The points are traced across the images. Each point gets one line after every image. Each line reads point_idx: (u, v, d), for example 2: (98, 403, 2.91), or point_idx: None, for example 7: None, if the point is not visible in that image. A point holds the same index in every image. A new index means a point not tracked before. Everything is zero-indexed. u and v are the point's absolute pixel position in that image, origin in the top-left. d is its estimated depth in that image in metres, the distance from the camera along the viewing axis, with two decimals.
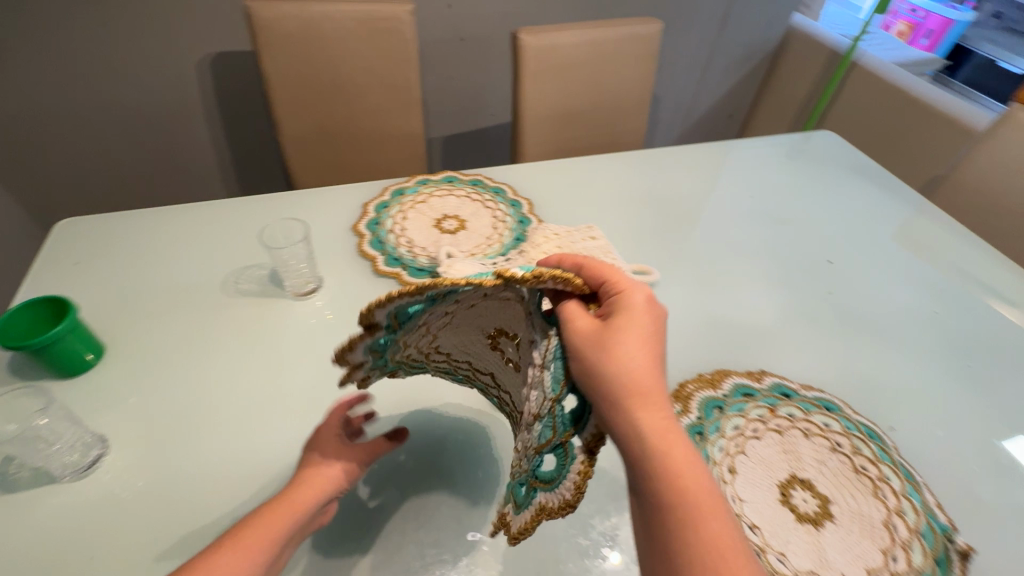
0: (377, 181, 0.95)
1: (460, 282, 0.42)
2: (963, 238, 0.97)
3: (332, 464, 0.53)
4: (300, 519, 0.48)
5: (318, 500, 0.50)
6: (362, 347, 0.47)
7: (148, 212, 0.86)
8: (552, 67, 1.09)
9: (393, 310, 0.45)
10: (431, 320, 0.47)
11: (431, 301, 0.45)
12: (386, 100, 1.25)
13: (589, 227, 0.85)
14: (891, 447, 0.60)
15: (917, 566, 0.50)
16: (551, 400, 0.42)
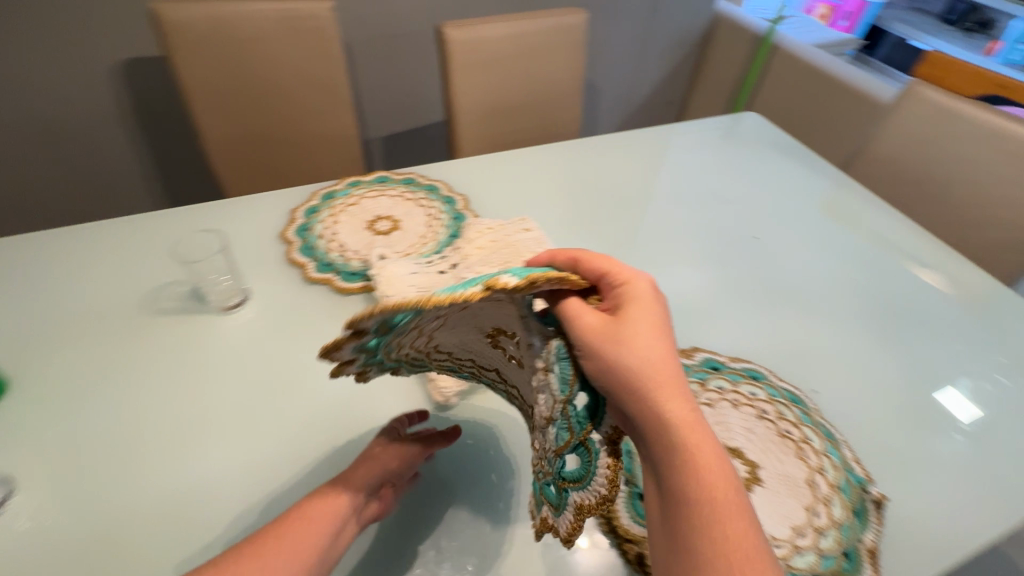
0: (306, 186, 0.92)
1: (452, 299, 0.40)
2: (875, 207, 1.03)
3: (344, 494, 0.51)
4: (320, 534, 0.48)
5: (341, 513, 0.50)
6: (352, 346, 0.46)
7: (53, 233, 0.80)
8: (480, 60, 1.08)
9: (381, 318, 0.43)
10: (423, 324, 0.45)
11: (420, 310, 0.42)
12: (315, 102, 1.21)
13: (522, 219, 0.85)
14: (812, 410, 0.64)
15: (837, 519, 0.53)
16: (559, 403, 0.43)
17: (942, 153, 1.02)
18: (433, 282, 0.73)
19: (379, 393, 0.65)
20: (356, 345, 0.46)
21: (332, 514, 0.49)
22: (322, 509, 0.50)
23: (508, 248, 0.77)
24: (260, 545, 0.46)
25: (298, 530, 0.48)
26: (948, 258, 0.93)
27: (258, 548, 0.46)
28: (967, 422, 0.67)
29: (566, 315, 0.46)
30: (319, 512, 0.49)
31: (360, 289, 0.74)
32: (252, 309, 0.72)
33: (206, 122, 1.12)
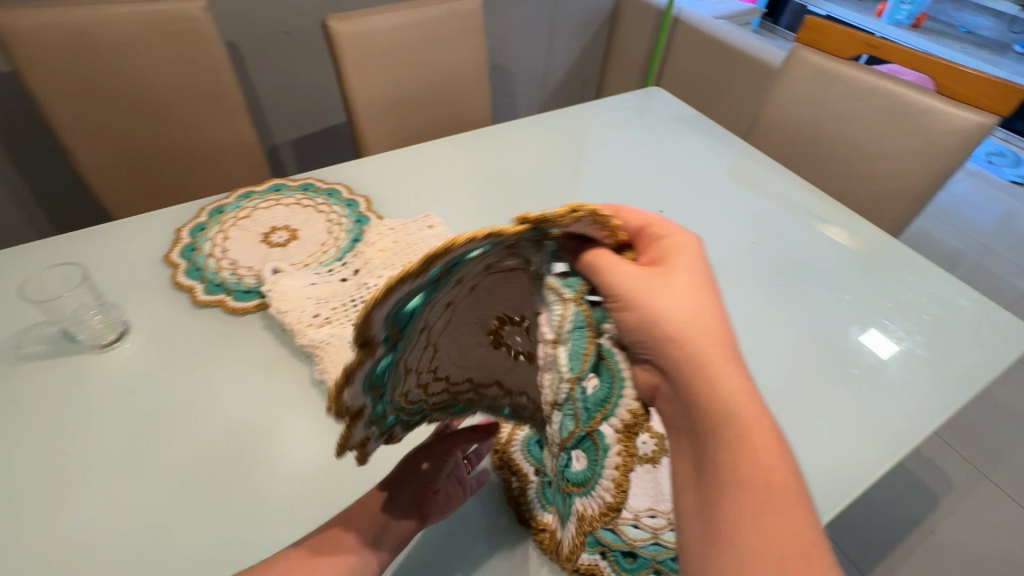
0: (192, 202, 0.86)
1: (481, 242, 0.34)
2: (772, 170, 1.08)
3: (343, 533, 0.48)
4: (357, 535, 0.49)
5: (378, 514, 0.50)
6: (361, 380, 0.35)
7: None
8: (373, 53, 1.04)
9: (394, 311, 0.33)
10: (431, 324, 0.40)
11: (434, 288, 0.36)
12: (202, 109, 1.13)
13: (426, 216, 0.82)
14: None
15: None
16: (570, 380, 0.41)
17: (829, 112, 1.08)
18: (332, 292, 0.69)
19: (279, 413, 0.61)
20: (368, 371, 0.34)
21: (369, 517, 0.50)
22: (361, 511, 0.50)
23: (411, 248, 0.75)
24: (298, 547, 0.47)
25: (338, 532, 0.48)
26: (838, 212, 0.98)
27: (298, 549, 0.47)
28: (888, 357, 0.74)
29: (599, 266, 0.44)
30: (357, 514, 0.50)
31: (255, 307, 0.70)
32: (135, 342, 0.67)
33: (78, 141, 1.02)
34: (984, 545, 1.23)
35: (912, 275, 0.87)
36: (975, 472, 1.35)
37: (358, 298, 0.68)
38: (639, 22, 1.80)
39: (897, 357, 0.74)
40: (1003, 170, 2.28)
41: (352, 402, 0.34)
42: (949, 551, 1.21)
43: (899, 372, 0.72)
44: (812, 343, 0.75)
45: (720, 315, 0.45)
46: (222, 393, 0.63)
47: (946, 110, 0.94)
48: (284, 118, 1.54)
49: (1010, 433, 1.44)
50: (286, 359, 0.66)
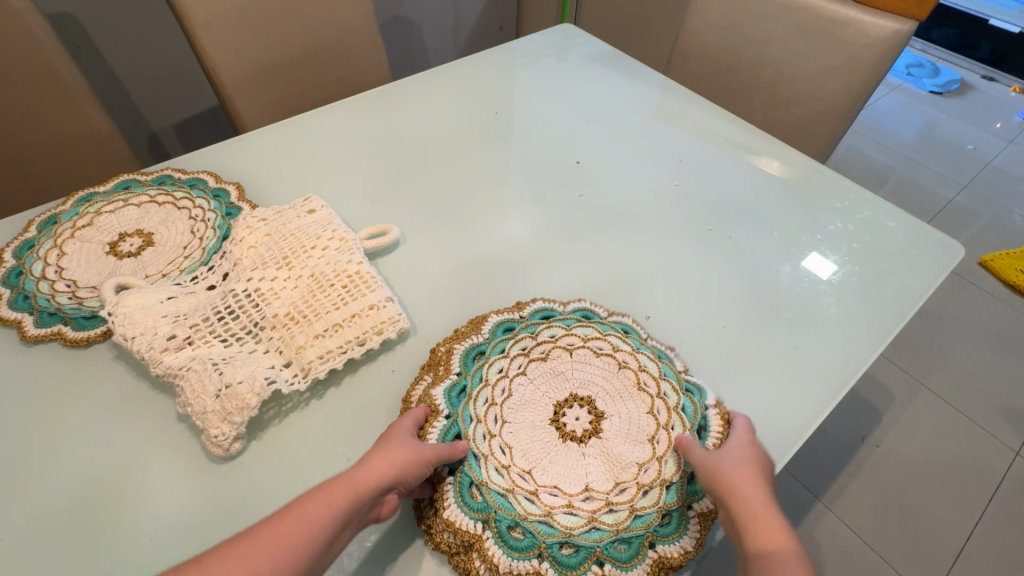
0: (18, 214, 0.71)
1: (677, 373, 0.55)
2: (696, 103, 1.00)
3: (328, 501, 0.39)
4: (315, 533, 0.37)
5: (345, 511, 0.39)
6: (538, 308, 0.60)
7: None
8: (229, 12, 0.88)
9: (623, 324, 0.59)
10: (592, 344, 0.57)
11: (625, 329, 0.58)
12: (33, 97, 0.94)
13: (307, 198, 0.70)
14: (678, 365, 0.56)
15: (668, 475, 0.48)
16: (679, 470, 0.48)
17: (748, 35, 1.01)
18: (197, 306, 0.58)
19: (138, 463, 0.51)
20: (578, 306, 0.61)
21: (333, 512, 0.39)
22: (324, 500, 0.39)
23: (287, 241, 0.63)
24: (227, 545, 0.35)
25: (287, 528, 0.37)
26: (764, 141, 0.93)
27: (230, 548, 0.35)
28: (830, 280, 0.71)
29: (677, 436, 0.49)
30: (316, 504, 0.39)
31: (102, 336, 0.58)
32: None
33: None
34: (924, 450, 1.28)
35: (841, 202, 0.83)
36: (911, 382, 1.40)
37: (224, 308, 0.58)
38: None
39: (838, 277, 0.72)
40: (922, 81, 2.30)
41: (524, 305, 0.60)
42: (895, 462, 1.26)
43: (834, 309, 0.68)
44: (746, 288, 0.69)
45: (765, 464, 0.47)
46: (63, 450, 0.52)
47: (861, 18, 0.87)
48: (154, 100, 1.34)
49: (942, 341, 1.49)
50: (145, 397, 0.56)
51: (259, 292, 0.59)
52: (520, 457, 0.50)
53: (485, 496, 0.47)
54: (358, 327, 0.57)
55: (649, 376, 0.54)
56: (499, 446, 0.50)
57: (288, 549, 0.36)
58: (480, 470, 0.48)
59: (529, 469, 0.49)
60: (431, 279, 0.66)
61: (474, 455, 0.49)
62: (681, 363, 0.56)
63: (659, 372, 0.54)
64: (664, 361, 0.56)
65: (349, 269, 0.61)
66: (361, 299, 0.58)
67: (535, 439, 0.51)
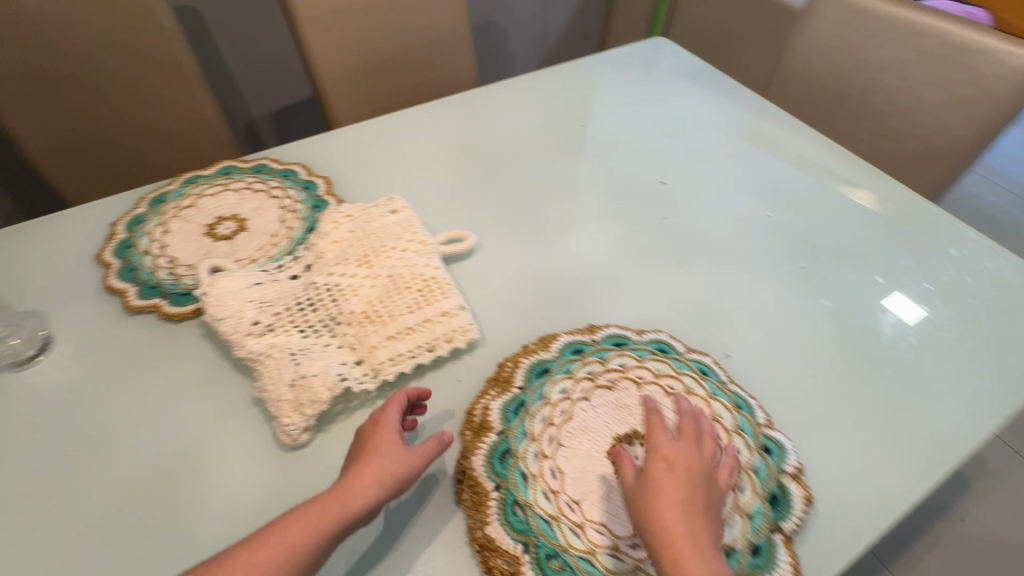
0: (131, 190, 0.77)
1: (758, 428, 0.50)
2: (794, 129, 0.94)
3: (308, 524, 0.41)
4: (296, 562, 0.39)
5: (330, 535, 0.41)
6: (609, 334, 0.57)
7: None
8: (333, 12, 0.92)
9: (700, 363, 0.54)
10: (664, 383, 0.52)
11: (703, 371, 0.54)
12: (154, 83, 1.03)
13: (390, 197, 0.71)
14: (761, 422, 0.50)
15: (728, 541, 0.44)
16: (743, 537, 0.44)
17: (861, 59, 0.93)
18: (278, 294, 0.60)
19: (215, 439, 0.54)
20: (654, 337, 0.57)
21: (315, 536, 0.40)
22: (305, 527, 0.41)
23: (368, 239, 0.64)
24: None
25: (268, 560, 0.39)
26: (869, 175, 0.85)
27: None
28: (940, 337, 0.64)
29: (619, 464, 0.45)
30: (298, 535, 0.40)
31: (193, 313, 0.62)
32: (63, 356, 0.59)
33: (21, 127, 0.97)
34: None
35: (956, 249, 0.75)
36: (1012, 454, 1.25)
37: (305, 299, 0.59)
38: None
39: (950, 334, 0.64)
40: None
41: (596, 329, 0.57)
42: (985, 541, 1.12)
43: (941, 370, 0.61)
44: (839, 336, 0.64)
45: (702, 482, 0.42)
46: (149, 419, 0.55)
47: (1000, 47, 0.79)
48: (255, 90, 1.42)
49: None
50: (226, 376, 0.58)
51: (338, 286, 0.60)
52: (570, 485, 0.46)
53: (528, 518, 0.44)
54: (429, 332, 0.57)
55: (720, 428, 0.49)
56: (550, 469, 0.47)
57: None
58: (526, 490, 0.46)
59: (579, 499, 0.45)
60: (502, 291, 0.65)
61: (523, 475, 0.47)
62: (764, 420, 0.51)
63: (733, 426, 0.49)
64: (747, 416, 0.50)
65: (426, 273, 0.61)
66: (434, 305, 0.58)
67: (588, 470, 0.47)
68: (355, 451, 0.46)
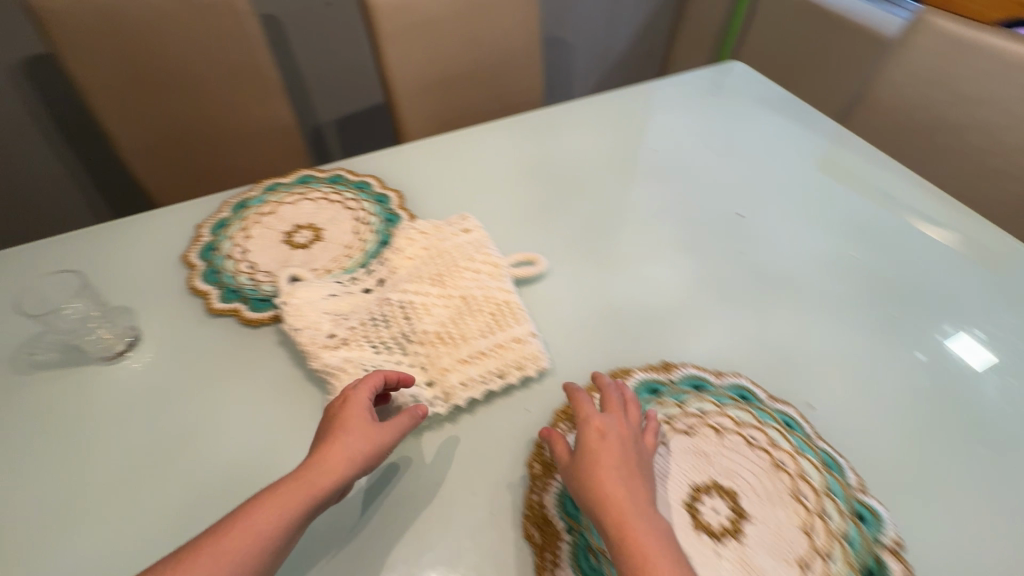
0: (216, 194, 0.80)
1: (850, 493, 0.47)
2: (880, 164, 0.89)
3: (283, 500, 0.42)
4: (273, 540, 0.40)
5: (304, 512, 0.42)
6: (684, 375, 0.55)
7: None
8: (413, 27, 0.94)
9: (783, 413, 0.52)
10: (746, 433, 0.50)
11: (788, 423, 0.52)
12: (238, 89, 1.08)
13: (463, 216, 0.71)
14: (852, 485, 0.47)
15: None
16: None
17: (959, 94, 0.88)
18: (353, 308, 0.61)
19: (286, 447, 0.55)
20: (733, 382, 0.55)
21: (290, 512, 0.41)
22: (279, 505, 0.41)
23: (442, 258, 0.65)
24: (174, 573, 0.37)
25: (244, 543, 0.39)
26: (964, 217, 0.80)
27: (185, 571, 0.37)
28: None
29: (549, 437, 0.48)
30: (274, 510, 0.41)
31: (270, 319, 0.63)
32: (150, 351, 0.62)
33: (116, 127, 1.03)
34: None
35: None
36: None
37: (379, 315, 0.60)
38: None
39: None
40: None
41: (672, 369, 0.56)
42: None
43: None
44: (933, 393, 0.59)
45: (632, 448, 0.46)
46: (226, 421, 0.56)
47: None
48: (326, 97, 1.47)
49: None
50: (300, 386, 0.59)
51: (412, 304, 0.60)
52: None
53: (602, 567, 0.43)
54: (501, 358, 0.56)
55: (809, 488, 0.46)
56: None
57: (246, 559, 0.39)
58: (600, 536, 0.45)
59: None
60: (573, 318, 0.64)
61: None
62: (856, 483, 0.48)
63: (822, 487, 0.47)
64: (838, 479, 0.48)
65: (498, 297, 0.61)
66: (507, 330, 0.58)
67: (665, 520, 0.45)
68: (324, 429, 0.47)
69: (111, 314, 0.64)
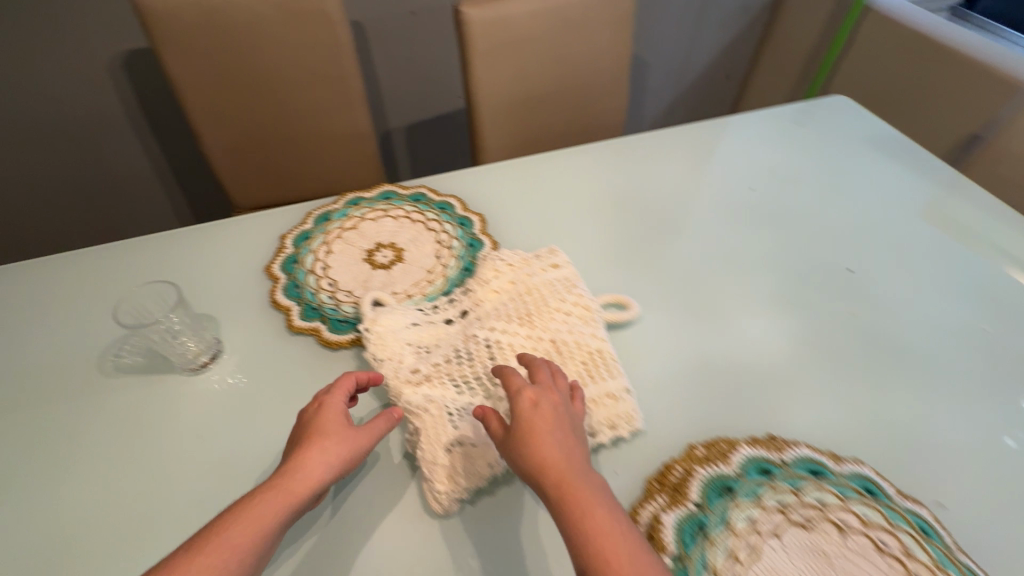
0: (300, 205, 0.80)
1: None
2: (1010, 222, 0.80)
3: (268, 509, 0.41)
4: (258, 546, 0.40)
5: (286, 517, 0.42)
6: (798, 455, 0.50)
7: (41, 262, 0.73)
8: (505, 45, 0.92)
9: (918, 517, 0.46)
10: (873, 534, 0.43)
11: (922, 528, 0.46)
12: (322, 95, 1.08)
13: (551, 249, 0.68)
14: None
15: None
16: None
17: None
18: (436, 341, 0.58)
19: (358, 484, 0.52)
20: (855, 470, 0.49)
21: (273, 519, 0.41)
22: (262, 512, 0.41)
23: (530, 296, 0.61)
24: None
25: (228, 550, 0.39)
26: None
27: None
28: None
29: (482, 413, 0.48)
30: (258, 519, 0.41)
31: (350, 343, 0.62)
32: (229, 365, 0.61)
33: (205, 125, 1.05)
34: None
35: None
36: None
37: (463, 352, 0.57)
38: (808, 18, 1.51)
39: None
40: None
41: (785, 447, 0.50)
42: None
43: None
44: None
45: (562, 411, 0.47)
46: None
47: None
48: (399, 104, 1.47)
49: None
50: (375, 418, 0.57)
51: (498, 344, 0.57)
52: None
53: None
54: (592, 414, 0.52)
55: None
56: None
57: (233, 568, 0.38)
58: None
59: None
60: (666, 372, 0.59)
61: None
62: None
63: None
64: None
65: (591, 345, 0.57)
66: (599, 382, 0.54)
67: None
68: (299, 435, 0.48)
69: (172, 291, 0.59)
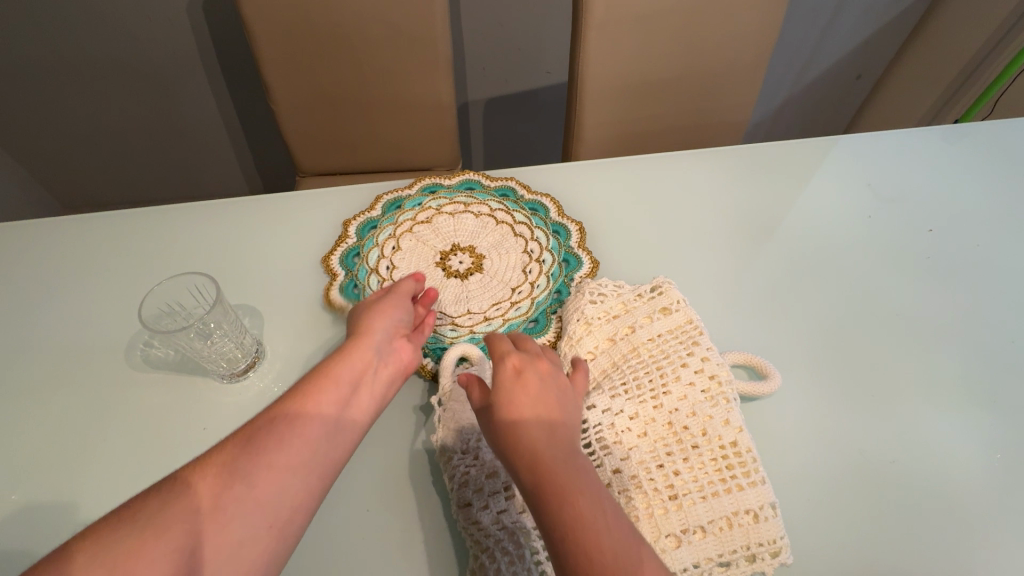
0: (371, 185, 0.69)
1: None
2: None
3: (345, 363, 0.42)
4: (334, 397, 0.40)
5: (359, 364, 0.43)
6: None
7: (93, 215, 0.66)
8: (629, 15, 0.76)
9: None
10: None
11: None
12: (405, 57, 0.96)
13: (656, 283, 0.53)
14: None
15: None
16: None
17: None
18: None
19: (405, 556, 0.42)
20: None
21: (346, 369, 0.42)
22: (332, 366, 0.42)
23: (638, 357, 0.47)
24: (235, 455, 0.35)
25: (298, 413, 0.38)
26: None
27: (235, 457, 0.34)
28: None
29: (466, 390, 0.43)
30: (330, 373, 0.41)
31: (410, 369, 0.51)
32: (269, 373, 0.52)
33: (276, 78, 0.96)
34: None
35: None
36: None
37: None
38: (965, 23, 1.21)
39: None
40: None
41: None
42: None
43: None
44: None
45: (550, 379, 0.43)
46: (338, 498, 0.44)
47: None
48: (484, 75, 1.34)
49: None
50: (433, 474, 0.46)
51: (597, 426, 0.43)
52: None
53: None
54: (723, 539, 0.39)
55: None
56: None
57: (318, 415, 0.38)
58: None
59: None
60: (812, 480, 0.45)
61: None
62: None
63: None
64: None
65: (722, 437, 0.42)
66: (735, 493, 0.40)
67: None
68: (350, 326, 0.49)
69: (181, 273, 0.51)
